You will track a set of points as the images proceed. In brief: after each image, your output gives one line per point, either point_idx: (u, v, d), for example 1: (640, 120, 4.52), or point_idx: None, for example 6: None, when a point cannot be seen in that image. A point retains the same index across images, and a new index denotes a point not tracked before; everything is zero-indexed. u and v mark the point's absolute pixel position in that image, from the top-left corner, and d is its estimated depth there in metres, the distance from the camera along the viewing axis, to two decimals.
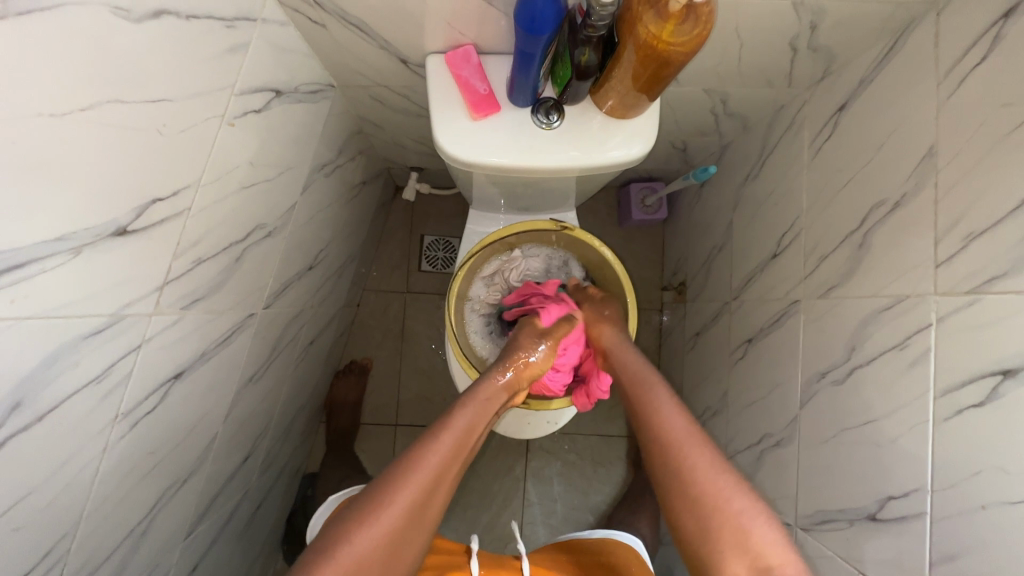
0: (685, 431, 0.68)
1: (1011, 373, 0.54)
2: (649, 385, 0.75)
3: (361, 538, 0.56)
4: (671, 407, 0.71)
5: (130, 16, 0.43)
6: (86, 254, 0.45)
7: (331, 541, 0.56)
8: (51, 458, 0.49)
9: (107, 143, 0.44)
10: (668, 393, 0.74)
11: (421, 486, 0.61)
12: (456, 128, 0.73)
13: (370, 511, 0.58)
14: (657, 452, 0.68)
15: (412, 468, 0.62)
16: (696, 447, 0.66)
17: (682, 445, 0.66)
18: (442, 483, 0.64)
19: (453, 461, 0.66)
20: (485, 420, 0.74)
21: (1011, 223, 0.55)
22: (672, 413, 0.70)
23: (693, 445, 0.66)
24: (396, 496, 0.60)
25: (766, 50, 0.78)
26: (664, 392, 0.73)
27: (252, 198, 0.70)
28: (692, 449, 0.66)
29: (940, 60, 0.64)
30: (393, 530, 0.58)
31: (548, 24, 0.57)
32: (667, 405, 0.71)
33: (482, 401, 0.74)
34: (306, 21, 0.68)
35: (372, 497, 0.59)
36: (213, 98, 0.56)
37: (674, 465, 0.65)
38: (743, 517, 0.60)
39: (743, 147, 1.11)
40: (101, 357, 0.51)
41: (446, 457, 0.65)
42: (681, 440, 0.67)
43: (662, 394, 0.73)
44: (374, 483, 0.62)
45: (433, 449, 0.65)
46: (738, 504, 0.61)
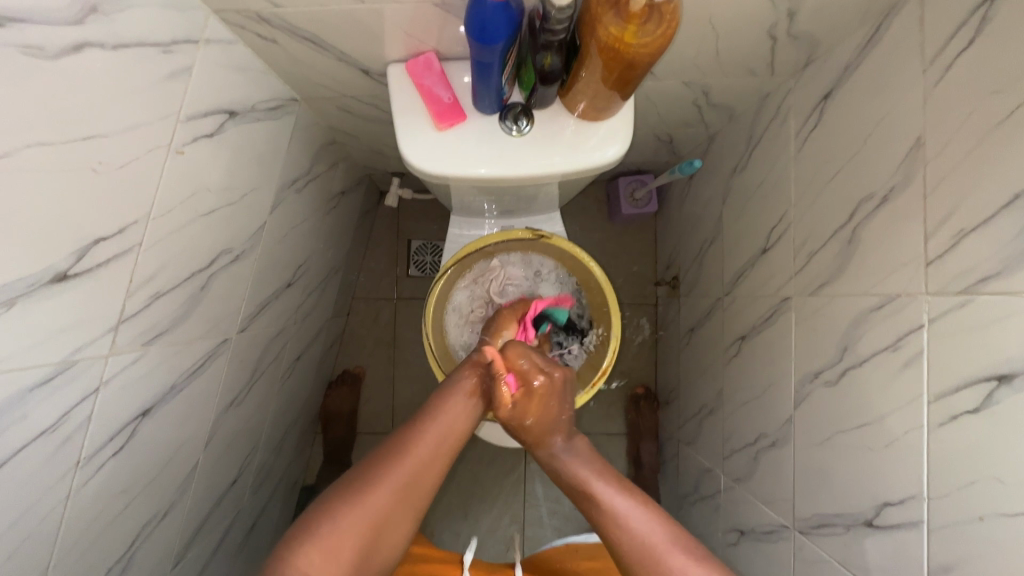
0: (657, 539, 0.62)
1: (1006, 379, 0.51)
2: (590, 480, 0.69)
3: (349, 519, 0.56)
4: (627, 506, 0.65)
5: (44, 54, 0.40)
6: (22, 305, 0.43)
7: (320, 515, 0.57)
8: (6, 513, 0.47)
9: (33, 190, 0.41)
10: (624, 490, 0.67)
11: (410, 469, 0.62)
12: (422, 141, 0.70)
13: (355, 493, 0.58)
14: (632, 559, 0.62)
15: (400, 452, 0.63)
16: (677, 550, 0.61)
17: (660, 554, 0.61)
18: (437, 463, 0.65)
19: (443, 447, 0.66)
20: (467, 420, 0.70)
21: (1001, 219, 0.52)
22: (631, 513, 0.64)
23: (673, 549, 0.61)
24: (387, 477, 0.60)
25: (745, 39, 0.74)
26: (610, 490, 0.67)
27: (213, 224, 0.68)
28: (672, 555, 0.61)
29: (925, 45, 0.60)
30: (377, 514, 0.58)
31: (501, 32, 0.54)
32: (625, 510, 0.65)
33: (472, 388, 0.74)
34: (255, 37, 0.64)
35: (360, 476, 0.60)
36: (157, 127, 0.53)
37: (652, 575, 0.61)
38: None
39: (730, 137, 1.07)
40: (52, 406, 0.49)
41: (438, 440, 0.66)
42: (655, 544, 0.62)
43: (611, 494, 0.66)
44: (371, 459, 0.62)
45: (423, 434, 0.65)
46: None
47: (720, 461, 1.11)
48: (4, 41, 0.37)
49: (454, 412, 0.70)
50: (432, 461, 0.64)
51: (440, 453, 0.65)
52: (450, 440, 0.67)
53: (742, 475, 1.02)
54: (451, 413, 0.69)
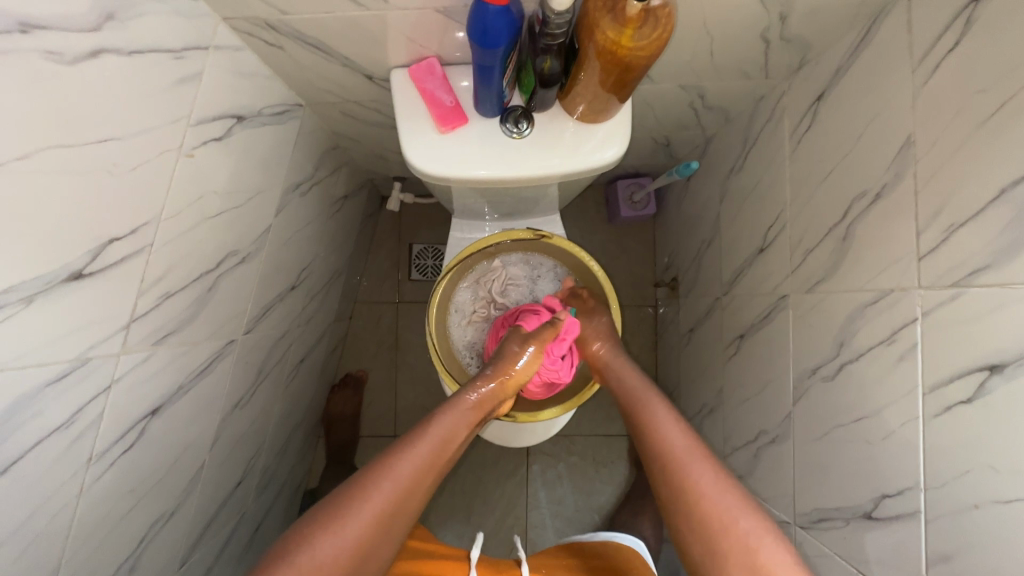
0: (688, 447, 0.69)
1: (998, 368, 0.52)
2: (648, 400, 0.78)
3: (329, 544, 0.55)
4: (668, 417, 0.74)
5: (64, 59, 0.42)
6: (38, 303, 0.44)
7: (294, 544, 0.55)
8: (20, 508, 0.48)
9: (51, 191, 0.43)
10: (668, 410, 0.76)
11: (392, 493, 0.61)
12: (425, 143, 0.72)
13: (336, 518, 0.57)
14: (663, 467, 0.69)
15: (383, 475, 0.62)
16: (699, 459, 0.67)
17: (686, 460, 0.67)
18: (414, 490, 0.64)
19: (427, 471, 0.66)
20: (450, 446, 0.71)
21: (990, 213, 0.53)
22: (674, 429, 0.72)
23: (696, 457, 0.68)
24: (369, 502, 0.59)
25: (739, 42, 0.76)
26: (666, 413, 0.75)
27: (220, 226, 0.69)
28: (694, 461, 0.67)
29: (914, 46, 0.62)
30: (357, 541, 0.57)
31: (502, 37, 0.56)
32: (666, 422, 0.73)
33: (461, 414, 0.74)
34: (261, 44, 0.66)
35: (340, 501, 0.59)
36: (168, 131, 0.55)
37: (676, 480, 0.66)
38: (749, 536, 0.60)
39: (726, 139, 1.09)
40: (65, 403, 0.50)
41: (421, 465, 0.65)
42: (682, 452, 0.69)
43: (663, 415, 0.74)
44: (344, 487, 0.61)
45: (406, 458, 0.65)
46: (744, 525, 0.61)
47: (721, 460, 1.12)
48: (26, 47, 0.38)
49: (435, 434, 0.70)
50: (415, 485, 0.64)
51: (425, 475, 0.65)
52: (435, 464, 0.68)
53: (742, 472, 1.03)
54: (430, 433, 0.69)
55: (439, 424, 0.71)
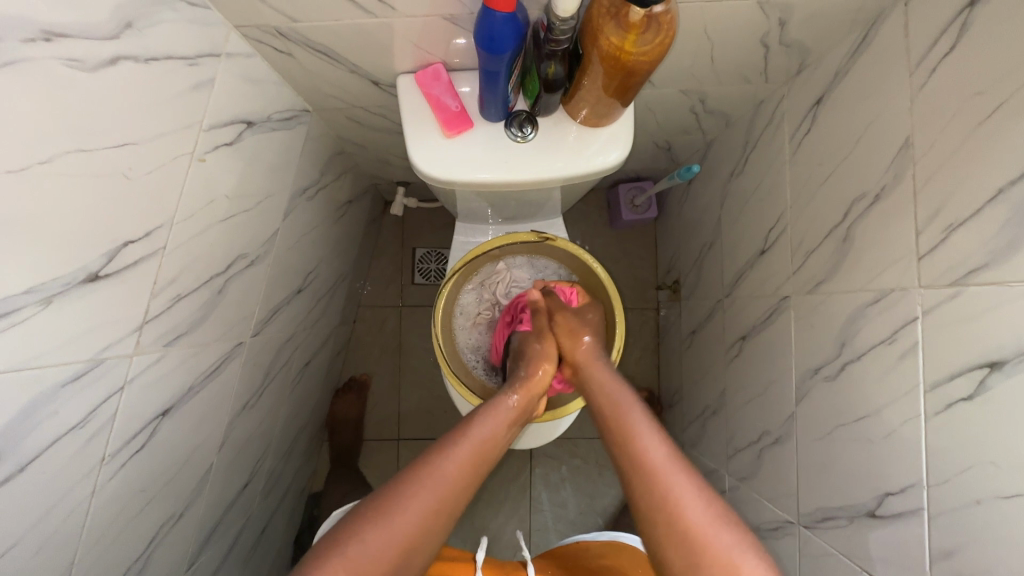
0: (667, 458, 0.64)
1: (998, 365, 0.53)
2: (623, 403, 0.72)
3: (377, 542, 0.56)
4: (648, 427, 0.68)
5: (85, 66, 0.43)
6: (57, 304, 0.45)
7: (345, 534, 0.57)
8: (36, 506, 0.49)
9: (72, 194, 0.44)
10: (648, 418, 0.69)
11: (439, 493, 0.62)
12: (431, 148, 0.73)
13: (386, 517, 0.58)
14: (638, 480, 0.63)
15: (430, 475, 0.62)
16: (680, 473, 0.62)
17: (663, 473, 0.62)
18: (464, 484, 0.65)
19: (472, 474, 0.66)
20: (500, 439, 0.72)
21: (988, 213, 0.54)
22: (654, 438, 0.66)
23: (675, 471, 0.62)
24: (415, 502, 0.60)
25: (739, 47, 0.77)
26: (647, 421, 0.69)
27: (230, 230, 0.70)
28: (673, 475, 0.62)
29: (911, 50, 0.63)
30: (408, 540, 0.58)
31: (508, 42, 0.57)
32: (647, 433, 0.67)
33: (504, 417, 0.74)
34: (271, 50, 0.67)
35: (388, 497, 0.60)
36: (181, 136, 0.56)
37: (652, 495, 0.61)
38: (732, 553, 0.56)
39: (727, 143, 1.10)
40: (81, 403, 0.51)
41: (466, 467, 0.65)
42: (662, 466, 0.63)
43: (645, 424, 0.68)
44: (397, 479, 0.62)
45: (453, 460, 0.65)
46: (728, 541, 0.57)
47: (724, 461, 1.12)
48: (49, 55, 0.40)
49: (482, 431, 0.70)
50: (461, 487, 0.64)
51: (470, 472, 0.66)
52: (481, 467, 0.67)
53: (746, 473, 1.03)
54: (475, 431, 0.69)
55: (482, 421, 0.71)
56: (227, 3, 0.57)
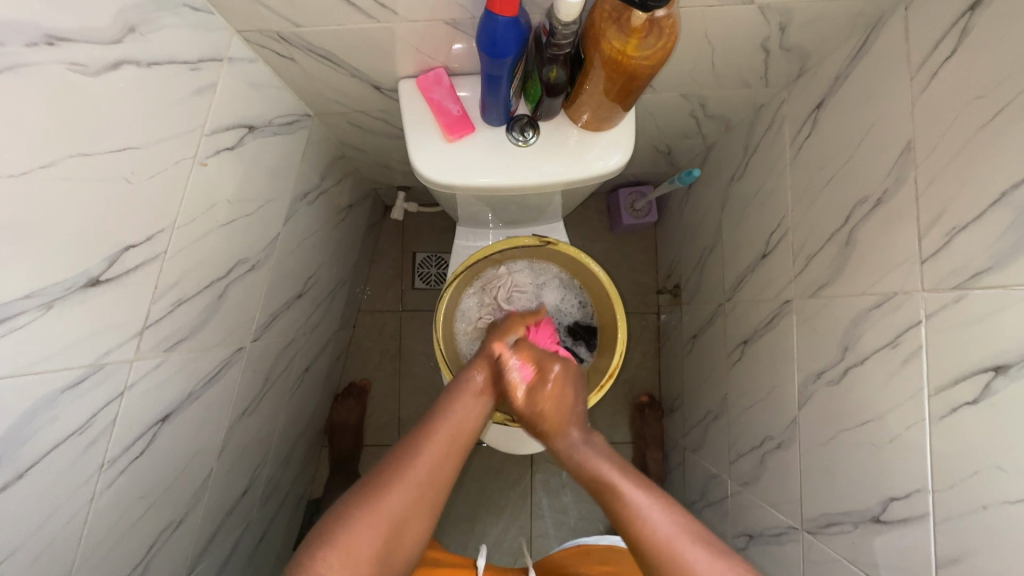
0: (675, 530, 0.64)
1: (1003, 369, 0.52)
2: (609, 477, 0.70)
3: (365, 529, 0.59)
4: (643, 499, 0.67)
5: (88, 70, 0.43)
6: (58, 309, 0.45)
7: (334, 524, 0.60)
8: (35, 513, 0.49)
9: (74, 199, 0.44)
10: (640, 487, 0.68)
11: (421, 471, 0.65)
12: (433, 151, 0.73)
13: (371, 501, 0.61)
14: (652, 558, 0.63)
15: (411, 457, 0.66)
16: (690, 544, 0.63)
17: (678, 548, 0.63)
18: (442, 467, 0.67)
19: (451, 451, 0.68)
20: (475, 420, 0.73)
21: (991, 216, 0.54)
22: (655, 511, 0.65)
23: (687, 543, 0.63)
24: (398, 485, 0.63)
25: (739, 52, 0.78)
26: (639, 494, 0.67)
27: (231, 234, 0.70)
28: (687, 548, 0.62)
29: (911, 54, 0.64)
30: (394, 518, 0.61)
31: (510, 47, 0.57)
32: (643, 506, 0.66)
33: (476, 395, 0.75)
34: (274, 55, 0.67)
35: (373, 483, 0.63)
36: (183, 140, 0.56)
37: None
38: None
39: (727, 147, 1.10)
40: (81, 410, 0.51)
41: (445, 446, 0.68)
42: (672, 541, 0.63)
43: (640, 499, 0.66)
44: (379, 467, 0.65)
45: (432, 441, 0.68)
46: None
47: (726, 466, 1.11)
48: (53, 59, 0.40)
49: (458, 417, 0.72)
50: (442, 464, 0.67)
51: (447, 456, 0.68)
52: (459, 444, 0.70)
53: (749, 479, 1.02)
54: (448, 415, 0.71)
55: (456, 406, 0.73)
56: (230, 8, 0.58)
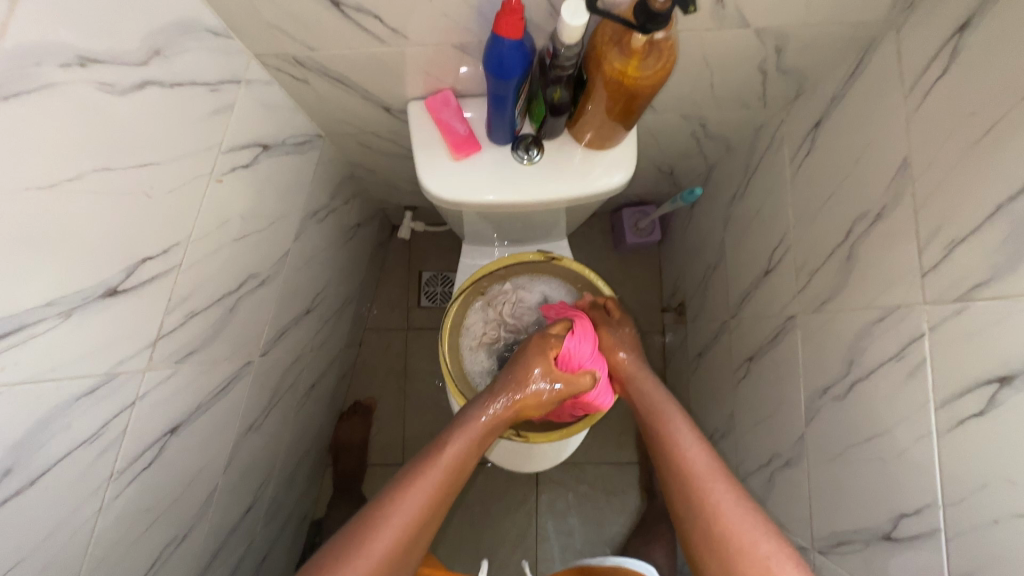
0: (708, 467, 0.72)
1: (1008, 380, 0.52)
2: (669, 414, 0.80)
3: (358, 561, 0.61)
4: (689, 436, 0.76)
5: (115, 90, 0.45)
6: (76, 317, 0.46)
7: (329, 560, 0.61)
8: (44, 522, 0.49)
9: (95, 210, 0.45)
10: (689, 428, 0.78)
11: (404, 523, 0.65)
12: (440, 169, 0.75)
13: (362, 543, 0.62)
14: (680, 484, 0.72)
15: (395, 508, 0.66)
16: (719, 479, 0.70)
17: (704, 478, 0.71)
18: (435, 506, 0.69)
19: (437, 501, 0.69)
20: (466, 467, 0.74)
21: (988, 229, 0.55)
22: (695, 447, 0.74)
23: (715, 477, 0.70)
24: (389, 523, 0.64)
25: (737, 74, 0.80)
26: (688, 430, 0.77)
27: (243, 249, 0.72)
28: (714, 480, 0.70)
29: (904, 74, 0.65)
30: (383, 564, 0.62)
31: (516, 68, 0.59)
32: (688, 440, 0.76)
33: (473, 440, 0.76)
34: (289, 78, 0.70)
35: (364, 527, 0.64)
36: (201, 157, 0.58)
37: (694, 498, 0.69)
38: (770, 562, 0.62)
39: (728, 167, 1.12)
40: (94, 417, 0.51)
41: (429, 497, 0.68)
42: (702, 472, 0.71)
43: (684, 431, 0.77)
44: (376, 502, 0.67)
45: (415, 493, 0.68)
46: (763, 549, 0.63)
47: None
48: (83, 79, 0.42)
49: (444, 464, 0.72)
50: (428, 515, 0.68)
51: (438, 498, 0.69)
52: (447, 489, 0.71)
53: (757, 497, 1.01)
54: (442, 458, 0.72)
55: (446, 453, 0.73)
56: (249, 34, 0.60)
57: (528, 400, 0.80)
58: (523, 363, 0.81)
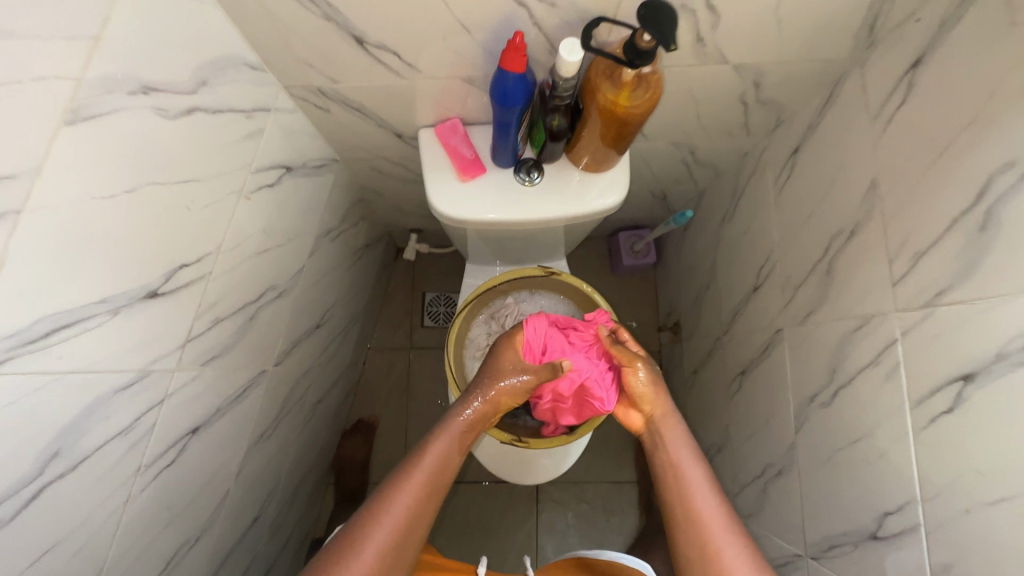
0: (716, 514, 0.68)
1: (970, 377, 0.57)
2: (682, 456, 0.74)
3: None
4: (701, 480, 0.71)
5: (169, 115, 0.51)
6: (122, 315, 0.51)
7: None
8: (79, 508, 0.52)
9: (143, 219, 0.51)
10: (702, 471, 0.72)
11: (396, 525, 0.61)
12: (448, 189, 0.81)
13: (349, 550, 0.58)
14: (682, 528, 0.68)
15: (384, 510, 0.61)
16: (724, 527, 0.67)
17: (710, 527, 0.67)
18: (416, 527, 0.62)
19: (427, 501, 0.64)
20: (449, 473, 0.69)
21: (946, 241, 0.60)
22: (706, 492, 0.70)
23: (721, 525, 0.67)
24: (369, 548, 0.58)
25: (720, 105, 0.87)
26: (700, 473, 0.72)
27: (264, 263, 0.77)
28: (719, 529, 0.66)
29: (869, 105, 0.72)
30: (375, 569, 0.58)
31: (519, 98, 0.66)
32: (699, 483, 0.71)
33: (455, 439, 0.72)
34: (312, 107, 0.77)
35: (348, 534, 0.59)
36: (233, 176, 0.64)
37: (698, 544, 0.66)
38: None
39: (717, 191, 1.19)
40: (127, 412, 0.55)
41: (419, 498, 0.63)
42: (709, 520, 0.67)
43: (697, 475, 0.71)
44: (354, 522, 0.61)
45: (391, 518, 0.61)
46: None
47: (731, 498, 1.12)
48: (145, 105, 0.48)
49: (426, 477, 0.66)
50: (408, 533, 0.61)
51: (422, 513, 0.63)
52: (432, 500, 0.65)
53: (753, 509, 1.03)
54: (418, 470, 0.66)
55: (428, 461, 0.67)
56: (281, 69, 0.68)
57: (502, 398, 0.79)
58: (496, 362, 0.82)
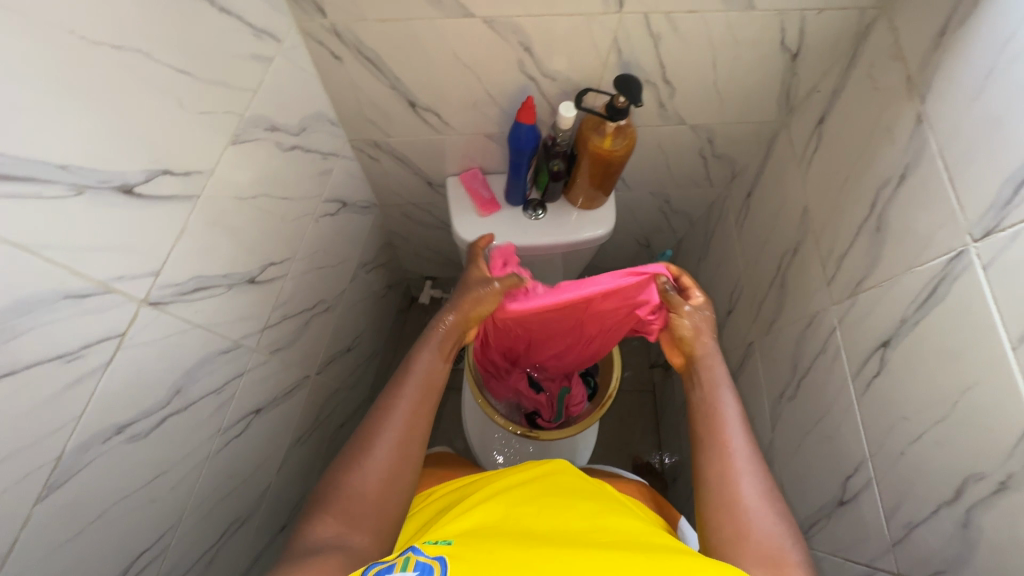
0: (749, 450, 0.65)
1: (887, 343, 0.72)
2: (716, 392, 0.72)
3: (351, 488, 0.59)
4: (734, 415, 0.69)
5: (281, 147, 0.71)
6: (232, 291, 0.67)
7: (323, 491, 0.59)
8: (180, 448, 0.64)
9: (255, 220, 0.69)
10: (738, 409, 0.70)
11: (396, 440, 0.63)
12: (469, 220, 1.00)
13: (356, 463, 0.61)
14: (706, 458, 0.66)
15: (387, 423, 0.64)
16: (751, 460, 0.64)
17: (733, 456, 0.64)
18: (412, 442, 0.64)
19: (421, 420, 0.67)
20: (433, 398, 0.69)
21: (858, 242, 0.78)
22: (736, 425, 0.68)
23: (748, 458, 0.64)
24: (371, 458, 0.61)
25: (685, 159, 1.10)
26: (734, 410, 0.69)
27: (319, 278, 0.94)
28: (746, 464, 0.63)
29: (796, 152, 0.94)
30: (385, 479, 0.60)
31: (529, 144, 0.87)
32: (731, 418, 0.68)
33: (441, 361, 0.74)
34: (365, 156, 0.99)
35: (355, 450, 0.62)
36: (310, 202, 0.83)
37: (715, 472, 0.63)
38: (767, 531, 0.58)
39: (693, 236, 1.40)
40: (223, 373, 0.69)
41: (416, 417, 0.66)
42: (734, 453, 0.64)
43: (732, 412, 0.69)
44: (359, 437, 0.64)
45: (390, 429, 0.64)
46: (765, 518, 0.59)
47: None
48: (269, 138, 0.68)
49: (417, 393, 0.68)
50: (410, 447, 0.64)
51: (415, 427, 0.65)
52: (426, 419, 0.67)
53: None
54: (405, 390, 0.68)
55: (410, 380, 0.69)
56: (349, 124, 0.90)
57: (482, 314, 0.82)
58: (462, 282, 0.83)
